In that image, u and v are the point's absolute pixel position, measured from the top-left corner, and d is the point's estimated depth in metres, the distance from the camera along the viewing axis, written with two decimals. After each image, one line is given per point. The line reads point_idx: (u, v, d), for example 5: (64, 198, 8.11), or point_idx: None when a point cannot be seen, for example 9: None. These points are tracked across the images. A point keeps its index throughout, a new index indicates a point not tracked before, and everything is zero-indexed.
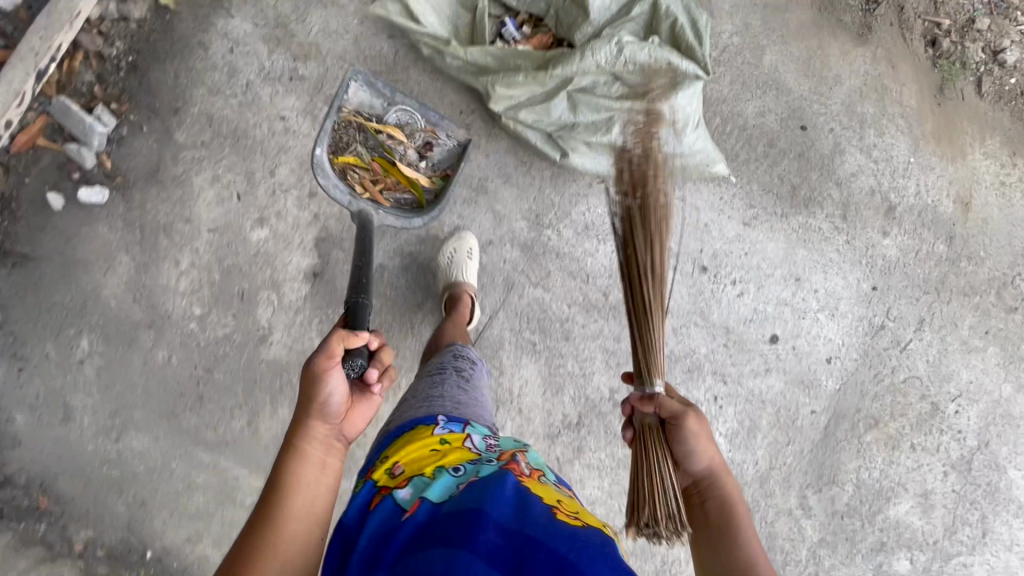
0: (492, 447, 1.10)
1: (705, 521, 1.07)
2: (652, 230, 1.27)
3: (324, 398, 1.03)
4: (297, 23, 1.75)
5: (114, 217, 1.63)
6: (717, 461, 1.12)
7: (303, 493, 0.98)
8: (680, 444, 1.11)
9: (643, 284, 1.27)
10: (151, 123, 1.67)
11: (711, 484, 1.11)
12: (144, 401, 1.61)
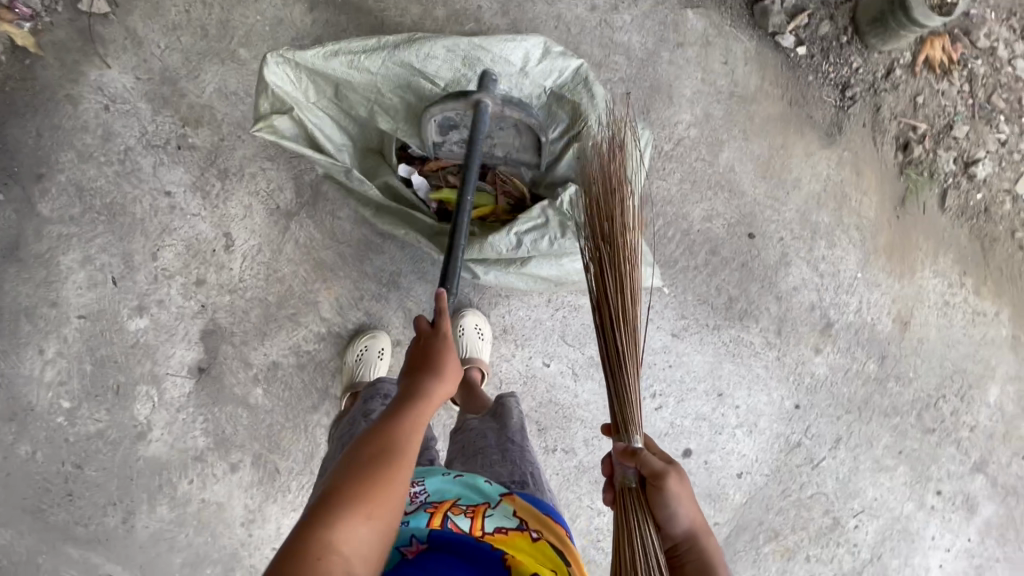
0: (416, 496, 0.95)
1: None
2: (616, 261, 1.13)
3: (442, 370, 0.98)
4: (187, 78, 1.51)
5: None
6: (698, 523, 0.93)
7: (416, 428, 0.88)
8: (660, 509, 0.92)
9: (615, 346, 1.10)
10: (10, 190, 1.46)
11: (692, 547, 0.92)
12: (8, 495, 1.52)
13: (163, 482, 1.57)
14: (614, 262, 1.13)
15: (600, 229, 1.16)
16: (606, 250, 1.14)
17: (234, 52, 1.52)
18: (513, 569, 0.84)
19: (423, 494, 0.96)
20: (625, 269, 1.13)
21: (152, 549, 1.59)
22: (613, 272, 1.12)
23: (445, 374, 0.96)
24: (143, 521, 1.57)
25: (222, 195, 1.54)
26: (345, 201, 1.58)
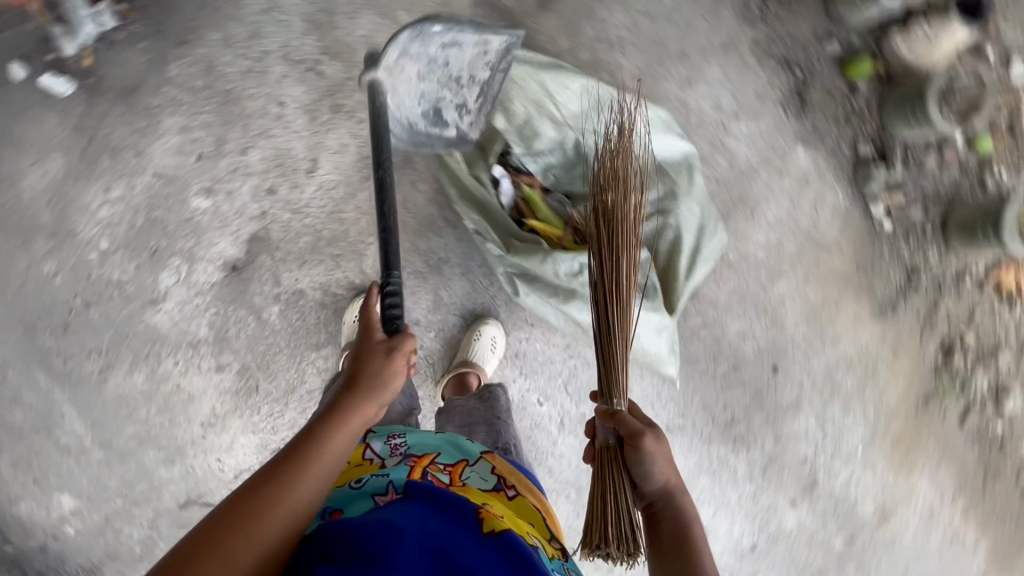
0: (396, 449, 1.05)
1: (668, 539, 0.94)
2: (619, 248, 1.18)
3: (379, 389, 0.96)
4: (344, 16, 1.62)
5: (71, 117, 1.54)
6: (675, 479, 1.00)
7: (331, 451, 0.86)
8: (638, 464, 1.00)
9: (606, 322, 1.18)
10: (151, 42, 1.56)
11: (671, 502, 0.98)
12: (12, 303, 1.56)
13: (151, 352, 1.60)
14: (616, 251, 1.18)
15: (611, 223, 1.18)
16: (617, 244, 1.18)
17: (393, 12, 1.64)
18: (481, 513, 0.89)
19: (405, 446, 1.06)
20: (629, 257, 1.19)
21: (111, 409, 1.60)
22: (615, 258, 1.17)
23: (372, 397, 0.95)
24: (116, 380, 1.60)
25: (325, 125, 1.63)
26: (428, 176, 1.66)
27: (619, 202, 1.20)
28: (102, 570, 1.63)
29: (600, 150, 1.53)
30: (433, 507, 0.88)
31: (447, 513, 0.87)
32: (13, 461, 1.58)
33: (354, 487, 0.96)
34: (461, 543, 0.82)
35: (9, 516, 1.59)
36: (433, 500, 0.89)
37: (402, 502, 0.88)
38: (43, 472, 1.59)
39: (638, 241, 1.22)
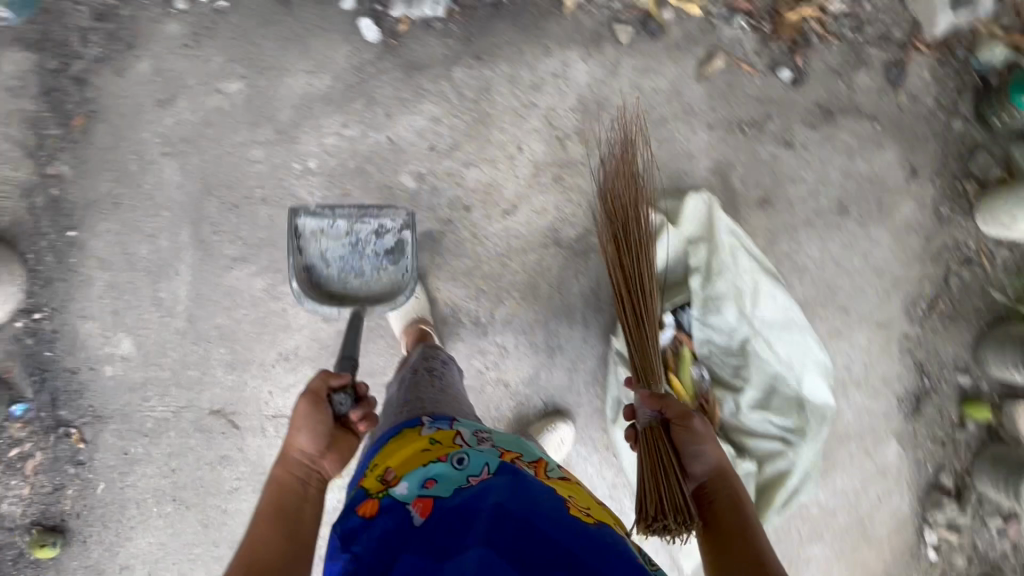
0: (484, 439, 1.06)
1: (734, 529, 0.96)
2: (643, 275, 1.39)
3: (307, 445, 1.06)
4: (611, 118, 1.80)
5: (358, 56, 1.68)
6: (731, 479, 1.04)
7: (273, 520, 0.98)
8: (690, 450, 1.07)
9: (634, 329, 1.38)
10: (457, 42, 1.72)
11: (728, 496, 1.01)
12: (206, 161, 1.63)
13: (284, 270, 1.65)
14: (640, 273, 1.39)
15: (633, 247, 1.39)
16: (636, 265, 1.39)
17: (648, 138, 1.82)
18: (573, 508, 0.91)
19: (489, 439, 1.07)
20: (647, 277, 1.39)
21: (217, 295, 1.63)
22: (640, 278, 1.39)
23: (299, 453, 1.06)
24: (239, 273, 1.64)
25: (542, 185, 1.76)
26: (593, 275, 1.77)
27: (638, 227, 1.41)
28: (105, 424, 1.59)
29: (760, 358, 1.51)
30: (521, 488, 0.91)
31: (527, 498, 0.89)
32: (106, 285, 1.60)
33: (457, 465, 0.97)
34: (556, 532, 0.83)
35: (68, 328, 1.58)
36: (518, 483, 0.92)
37: (485, 483, 0.92)
38: (125, 310, 1.60)
39: (650, 261, 1.40)
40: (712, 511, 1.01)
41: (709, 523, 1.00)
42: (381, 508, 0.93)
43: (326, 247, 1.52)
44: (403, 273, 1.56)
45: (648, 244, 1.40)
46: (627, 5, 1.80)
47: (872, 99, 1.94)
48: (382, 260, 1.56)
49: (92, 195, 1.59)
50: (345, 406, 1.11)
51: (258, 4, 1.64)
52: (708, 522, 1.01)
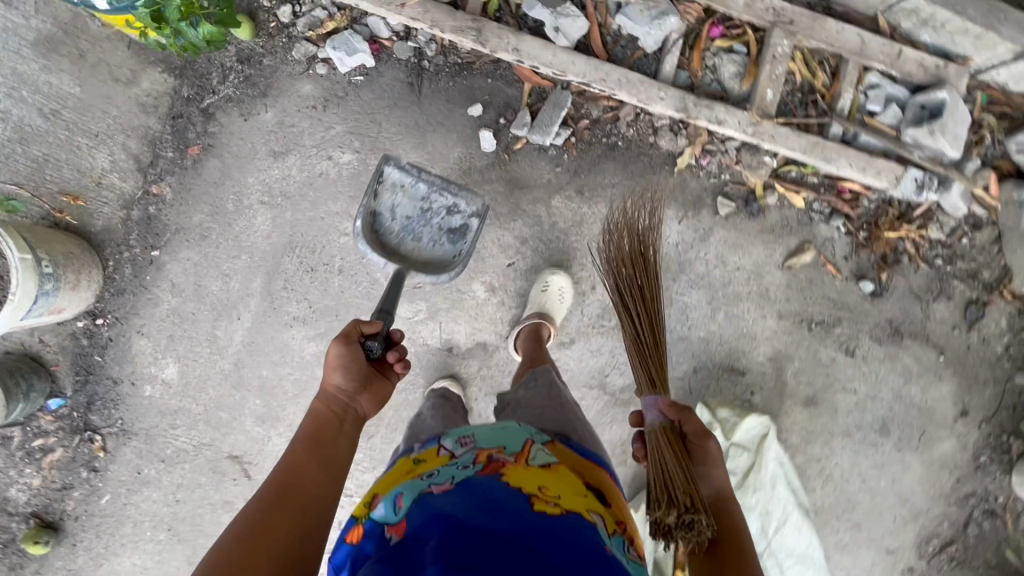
0: (467, 442, 1.03)
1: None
2: (647, 300, 1.43)
3: (338, 384, 1.14)
4: (687, 281, 1.82)
5: (469, 160, 1.72)
6: (727, 524, 1.03)
7: (305, 453, 1.03)
8: (694, 477, 1.10)
9: (637, 342, 1.41)
10: (564, 172, 1.76)
11: (725, 537, 1.01)
12: (298, 220, 1.67)
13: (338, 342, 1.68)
14: (643, 300, 1.43)
15: (639, 280, 1.45)
16: (645, 296, 1.44)
17: (717, 310, 1.83)
18: (537, 506, 0.88)
19: (474, 440, 1.03)
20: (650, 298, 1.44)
21: (269, 348, 1.66)
22: (643, 301, 1.43)
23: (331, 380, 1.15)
24: (296, 333, 1.67)
25: (603, 328, 1.78)
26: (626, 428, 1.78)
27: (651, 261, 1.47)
28: (127, 440, 1.63)
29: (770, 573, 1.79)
30: (482, 498, 0.88)
31: (484, 507, 0.86)
32: (171, 309, 1.64)
33: (427, 479, 0.96)
34: (518, 537, 0.81)
35: (124, 339, 1.63)
36: (481, 491, 0.89)
37: (453, 491, 0.90)
38: (180, 337, 1.64)
39: (652, 291, 1.46)
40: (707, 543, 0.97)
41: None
42: (365, 533, 0.91)
43: (400, 203, 1.53)
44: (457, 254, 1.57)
45: (654, 279, 1.47)
46: (735, 179, 1.83)
47: (943, 331, 1.94)
48: (443, 234, 1.56)
49: (184, 223, 1.64)
50: (377, 352, 1.20)
51: (391, 87, 1.69)
52: (702, 554, 0.95)
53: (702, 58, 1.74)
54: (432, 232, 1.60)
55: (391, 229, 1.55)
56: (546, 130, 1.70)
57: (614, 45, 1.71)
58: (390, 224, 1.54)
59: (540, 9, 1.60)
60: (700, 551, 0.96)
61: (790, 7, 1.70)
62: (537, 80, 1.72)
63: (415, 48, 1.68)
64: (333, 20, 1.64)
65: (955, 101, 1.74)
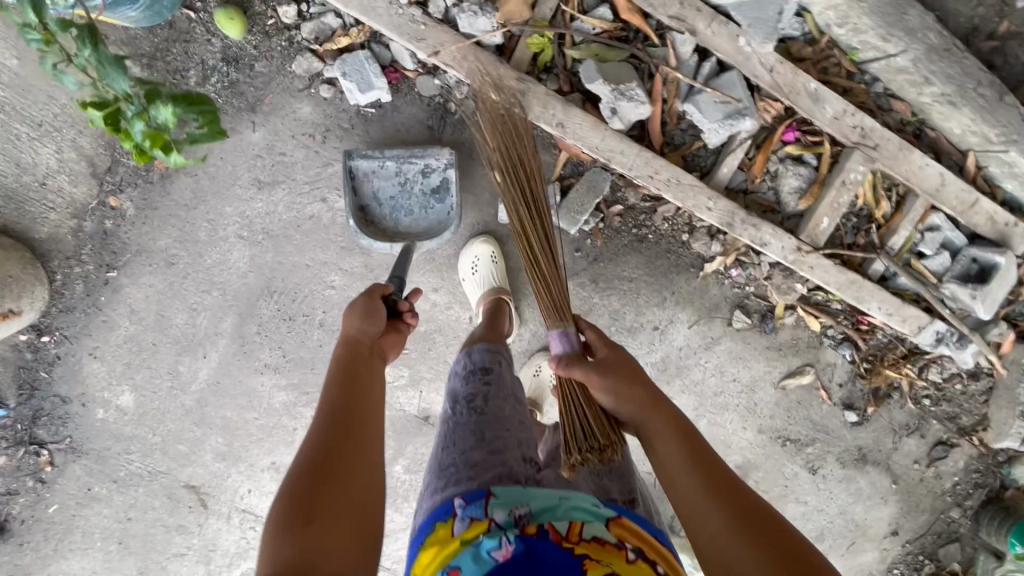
0: (518, 515, 0.91)
1: (737, 526, 0.85)
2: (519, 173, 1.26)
3: (361, 330, 1.06)
4: (680, 385, 1.77)
5: (482, 228, 1.52)
6: (668, 415, 0.99)
7: (349, 393, 0.96)
8: (658, 441, 0.98)
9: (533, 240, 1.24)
10: (582, 258, 1.60)
11: (691, 448, 0.95)
12: (280, 263, 1.49)
13: (310, 394, 1.60)
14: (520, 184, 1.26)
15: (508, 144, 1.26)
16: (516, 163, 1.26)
17: (701, 416, 1.81)
18: None
19: (529, 515, 0.92)
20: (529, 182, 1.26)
21: (235, 390, 1.56)
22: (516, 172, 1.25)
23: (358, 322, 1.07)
24: (265, 379, 1.57)
25: None
26: None
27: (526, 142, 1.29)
28: (76, 457, 1.56)
29: None
30: None
31: None
32: (127, 336, 1.49)
33: (476, 554, 0.86)
34: None
35: (73, 359, 1.49)
36: None
37: None
38: (137, 366, 1.51)
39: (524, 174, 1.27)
40: (705, 519, 0.88)
41: (708, 542, 0.86)
42: None
43: (379, 188, 1.42)
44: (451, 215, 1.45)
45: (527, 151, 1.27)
46: (759, 293, 1.70)
47: (905, 462, 1.99)
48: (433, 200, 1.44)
49: (147, 245, 1.44)
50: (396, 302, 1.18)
51: (407, 127, 1.43)
52: (705, 541, 0.87)
53: (766, 162, 1.53)
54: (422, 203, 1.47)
55: (383, 211, 1.43)
56: (575, 218, 1.51)
57: (672, 130, 1.47)
58: (379, 205, 1.42)
59: (597, 84, 1.32)
60: (702, 533, 0.88)
61: (878, 128, 1.48)
62: (576, 153, 1.49)
63: (441, 87, 1.40)
64: (348, 34, 1.33)
65: (1010, 268, 1.61)
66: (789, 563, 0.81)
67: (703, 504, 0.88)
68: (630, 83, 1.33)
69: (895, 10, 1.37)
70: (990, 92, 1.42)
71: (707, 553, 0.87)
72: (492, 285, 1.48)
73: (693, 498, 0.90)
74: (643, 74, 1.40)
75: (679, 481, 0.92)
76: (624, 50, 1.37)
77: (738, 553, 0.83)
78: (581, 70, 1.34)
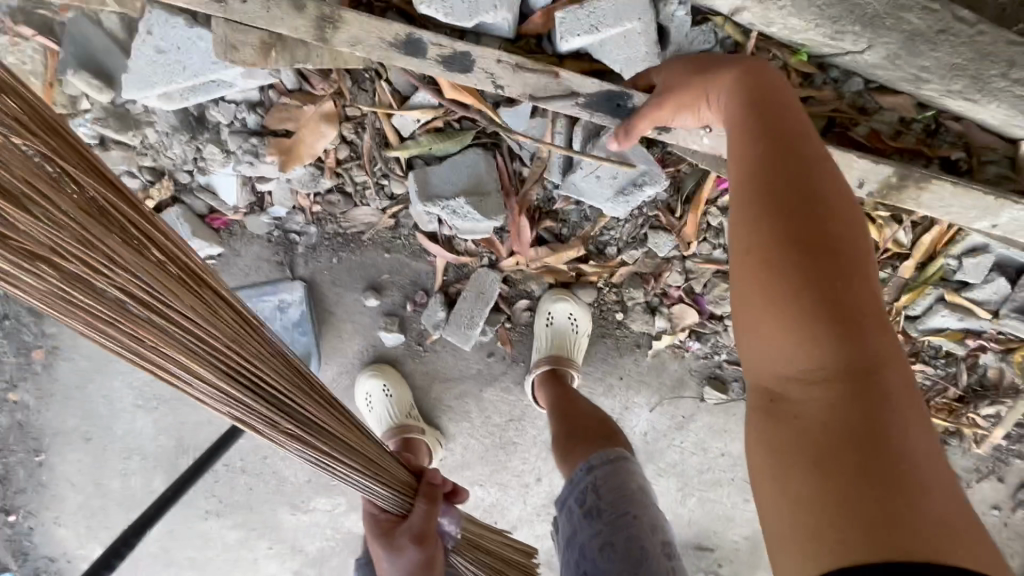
0: None
1: (830, 313, 0.54)
2: (95, 253, 0.55)
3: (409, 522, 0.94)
4: (656, 470, 1.49)
5: (372, 354, 1.33)
6: (793, 124, 0.62)
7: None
8: (757, 146, 0.61)
9: (261, 395, 0.74)
10: (499, 361, 1.34)
11: (819, 189, 0.57)
12: (182, 422, 1.43)
13: (256, 530, 1.57)
14: (147, 330, 0.61)
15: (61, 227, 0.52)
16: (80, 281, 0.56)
17: (689, 496, 1.52)
18: None
19: None
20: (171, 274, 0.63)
21: (190, 533, 1.58)
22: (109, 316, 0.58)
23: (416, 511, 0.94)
24: (211, 521, 1.57)
25: (549, 517, 1.53)
26: None
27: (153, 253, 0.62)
28: None
29: None
30: None
31: None
32: (79, 504, 1.54)
33: None
34: None
35: (44, 528, 1.58)
36: None
37: None
38: (98, 527, 1.57)
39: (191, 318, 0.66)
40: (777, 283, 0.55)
41: (768, 329, 0.56)
42: None
43: None
44: (319, 345, 1.31)
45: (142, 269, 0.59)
46: (734, 359, 1.35)
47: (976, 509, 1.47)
48: (293, 334, 1.28)
49: (60, 426, 1.44)
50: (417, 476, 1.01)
51: (256, 269, 1.24)
52: (761, 329, 0.56)
53: (703, 221, 1.15)
54: (282, 334, 1.29)
55: None
56: (467, 333, 1.25)
57: (564, 209, 1.16)
58: None
59: (429, 208, 1.08)
60: (774, 311, 0.55)
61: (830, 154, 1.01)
62: (455, 254, 1.21)
63: (275, 221, 1.19)
64: (150, 194, 1.14)
65: None
66: (874, 423, 0.51)
67: (801, 269, 0.54)
68: (457, 198, 1.07)
69: None
70: None
71: (758, 314, 0.56)
72: (392, 425, 1.30)
73: (781, 243, 0.55)
74: (504, 155, 1.09)
75: (765, 192, 0.58)
76: (468, 132, 1.05)
77: (811, 350, 0.53)
78: (409, 185, 1.10)
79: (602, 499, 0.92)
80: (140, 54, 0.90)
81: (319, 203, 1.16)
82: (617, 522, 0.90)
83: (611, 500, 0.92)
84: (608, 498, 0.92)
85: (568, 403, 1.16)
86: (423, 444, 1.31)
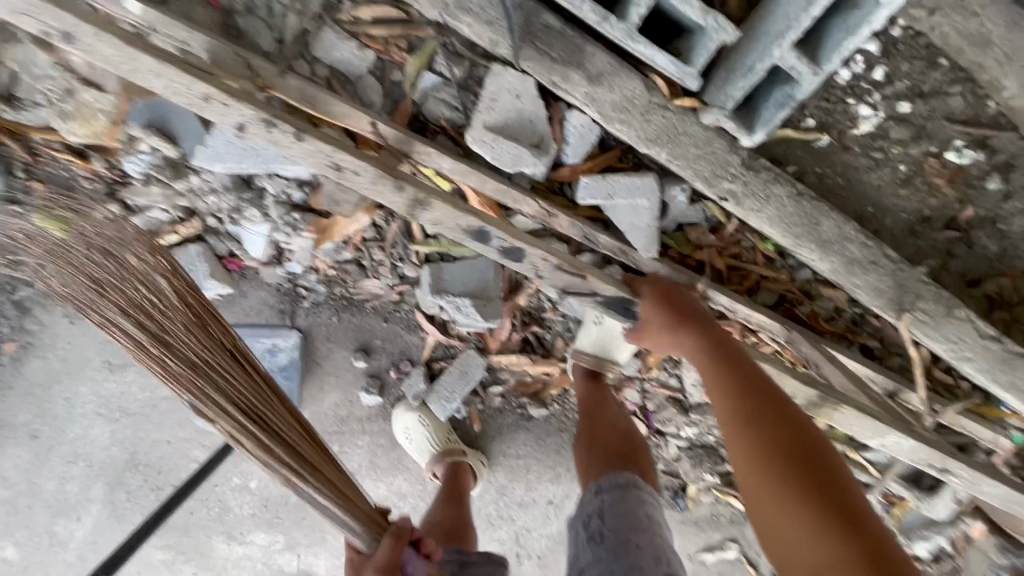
0: None
1: (824, 497, 0.70)
2: (157, 318, 0.85)
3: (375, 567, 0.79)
4: None
5: (347, 407, 1.41)
6: (740, 357, 0.90)
7: None
8: (731, 371, 0.87)
9: (264, 430, 0.83)
10: (464, 436, 1.45)
11: (777, 405, 0.81)
12: (141, 438, 1.44)
13: (185, 552, 1.57)
14: (186, 370, 0.82)
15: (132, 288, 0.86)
16: (139, 318, 0.85)
17: None
18: None
19: None
20: (217, 341, 0.86)
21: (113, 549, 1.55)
22: (175, 363, 0.82)
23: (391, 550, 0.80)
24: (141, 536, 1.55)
25: None
26: None
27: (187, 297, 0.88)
28: None
29: None
30: None
31: None
32: (3, 500, 1.49)
33: None
34: None
35: None
36: None
37: None
38: (16, 527, 1.52)
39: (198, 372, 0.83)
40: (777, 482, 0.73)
41: (779, 518, 0.71)
42: None
43: None
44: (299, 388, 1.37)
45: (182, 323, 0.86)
46: (669, 471, 1.52)
47: None
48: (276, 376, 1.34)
49: (10, 419, 1.42)
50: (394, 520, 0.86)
51: (258, 311, 1.32)
52: (778, 516, 0.71)
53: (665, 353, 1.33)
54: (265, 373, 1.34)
55: None
56: (445, 405, 1.37)
57: (551, 320, 1.31)
58: None
59: (436, 298, 1.21)
60: (782, 502, 0.71)
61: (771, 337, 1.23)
62: (449, 337, 1.34)
63: (288, 274, 1.28)
64: (176, 229, 1.21)
65: None
66: None
67: (788, 471, 0.73)
68: (460, 295, 1.20)
69: (805, 220, 1.05)
70: (937, 307, 1.12)
71: (768, 502, 0.73)
72: (438, 449, 1.35)
73: (761, 451, 0.76)
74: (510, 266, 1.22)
75: (742, 414, 0.81)
76: None
77: (829, 536, 0.67)
78: (422, 274, 1.23)
79: (607, 525, 0.98)
80: (223, 130, 1.03)
81: (335, 269, 1.26)
82: (619, 549, 0.94)
83: (615, 528, 0.98)
84: (613, 526, 0.98)
85: (599, 412, 1.19)
86: (467, 466, 1.36)
